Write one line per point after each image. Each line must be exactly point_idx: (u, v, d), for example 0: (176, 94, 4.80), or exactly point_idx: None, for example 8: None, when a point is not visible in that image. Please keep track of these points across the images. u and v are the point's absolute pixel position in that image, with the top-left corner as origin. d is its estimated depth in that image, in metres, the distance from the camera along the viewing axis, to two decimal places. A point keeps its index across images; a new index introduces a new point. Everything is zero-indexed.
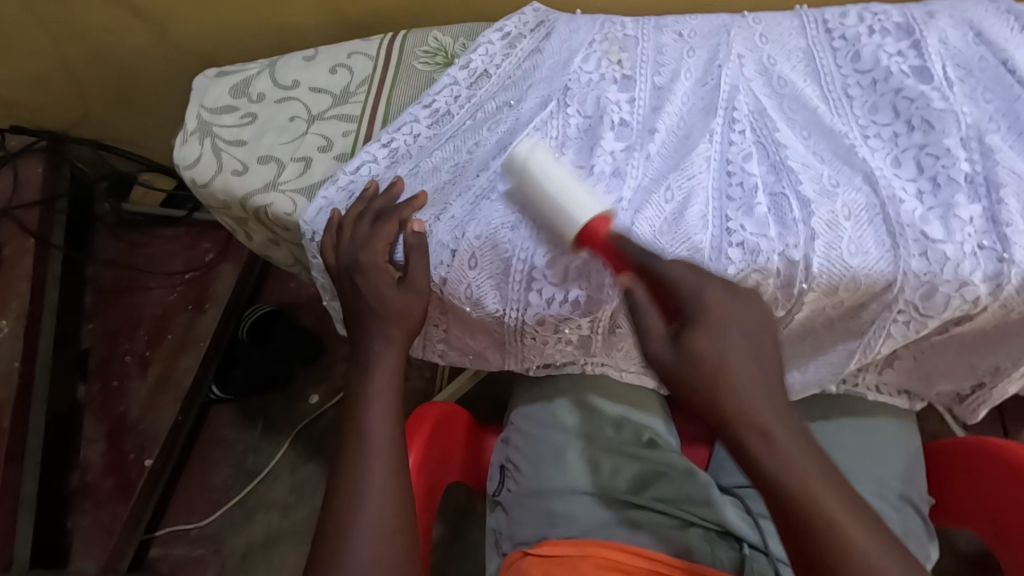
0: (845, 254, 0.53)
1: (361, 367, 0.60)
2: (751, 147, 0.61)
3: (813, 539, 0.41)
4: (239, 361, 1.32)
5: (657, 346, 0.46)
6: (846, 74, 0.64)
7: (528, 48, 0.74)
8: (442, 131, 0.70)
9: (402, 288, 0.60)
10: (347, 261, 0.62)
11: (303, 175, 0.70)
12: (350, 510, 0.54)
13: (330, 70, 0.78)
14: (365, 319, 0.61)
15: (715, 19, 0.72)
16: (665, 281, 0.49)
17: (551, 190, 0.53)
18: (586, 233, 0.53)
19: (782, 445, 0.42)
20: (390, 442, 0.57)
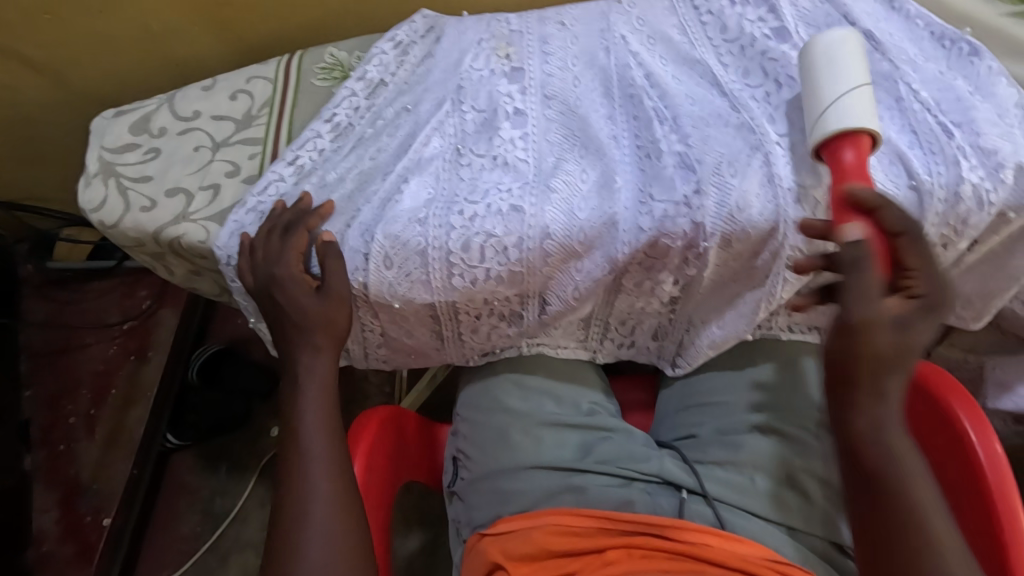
0: (735, 212, 0.57)
1: (292, 379, 0.61)
2: (650, 116, 0.64)
3: (889, 483, 0.47)
4: (194, 406, 1.28)
5: (873, 327, 0.47)
6: (717, 45, 0.69)
7: (421, 53, 0.77)
8: (345, 142, 0.72)
9: (322, 297, 0.62)
10: (262, 276, 0.63)
11: (213, 203, 0.71)
12: (298, 518, 0.55)
13: (229, 97, 0.78)
14: (289, 331, 0.62)
15: (594, 7, 0.76)
16: (900, 248, 0.51)
17: (834, 88, 0.56)
18: (845, 139, 0.54)
19: (889, 432, 0.48)
20: (330, 446, 0.59)
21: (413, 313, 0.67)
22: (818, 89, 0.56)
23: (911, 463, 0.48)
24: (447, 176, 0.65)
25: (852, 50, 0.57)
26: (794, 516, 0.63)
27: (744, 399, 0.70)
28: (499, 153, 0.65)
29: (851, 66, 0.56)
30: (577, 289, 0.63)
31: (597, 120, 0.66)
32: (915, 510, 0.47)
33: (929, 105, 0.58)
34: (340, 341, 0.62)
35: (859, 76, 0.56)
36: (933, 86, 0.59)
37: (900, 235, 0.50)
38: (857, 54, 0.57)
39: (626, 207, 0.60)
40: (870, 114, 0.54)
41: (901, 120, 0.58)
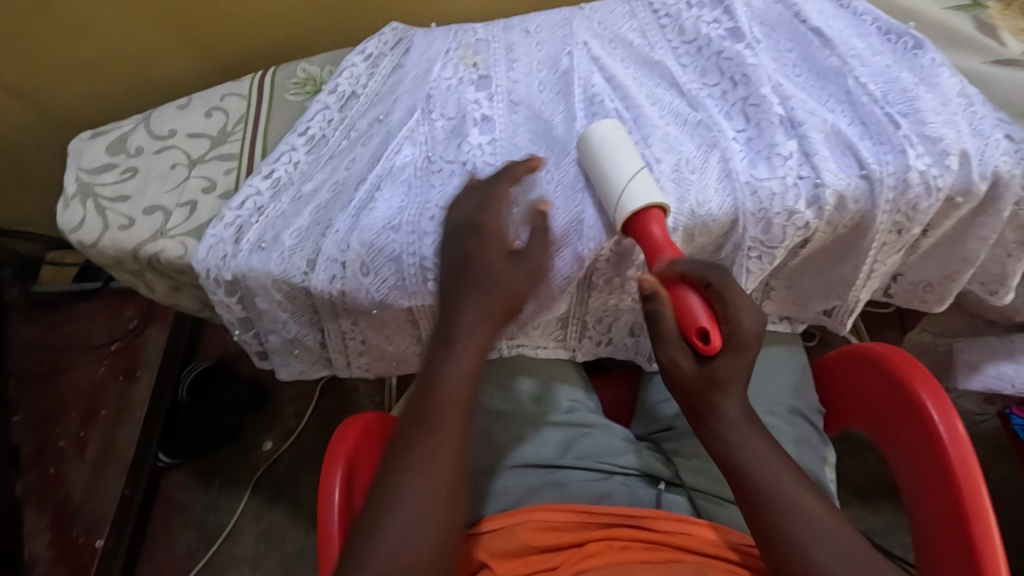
0: (693, 206, 0.59)
1: (444, 341, 0.57)
2: (614, 115, 0.65)
3: (739, 472, 0.55)
4: (184, 424, 1.27)
5: (678, 356, 0.54)
6: (675, 47, 0.71)
7: (390, 64, 0.79)
8: (319, 155, 0.73)
9: (518, 263, 0.58)
10: (467, 219, 0.59)
11: (189, 219, 0.72)
12: (386, 500, 0.52)
13: (204, 115, 0.80)
14: (466, 285, 0.58)
15: (557, 14, 0.78)
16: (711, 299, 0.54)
17: (611, 170, 0.58)
18: (638, 220, 0.57)
19: (739, 445, 0.55)
20: (450, 431, 0.55)
21: (391, 317, 0.69)
22: (599, 175, 0.59)
23: (776, 467, 0.54)
24: (419, 183, 0.67)
25: (618, 143, 0.60)
26: None
27: None
28: (469, 157, 0.67)
29: (623, 155, 0.58)
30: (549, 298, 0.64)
31: (560, 123, 0.68)
32: (769, 484, 0.53)
33: (876, 98, 0.60)
34: (498, 322, 0.58)
35: (633, 164, 0.58)
36: (880, 79, 0.62)
37: (709, 287, 0.53)
38: (622, 147, 0.59)
39: (590, 207, 0.62)
40: (652, 189, 0.57)
41: (853, 113, 0.61)
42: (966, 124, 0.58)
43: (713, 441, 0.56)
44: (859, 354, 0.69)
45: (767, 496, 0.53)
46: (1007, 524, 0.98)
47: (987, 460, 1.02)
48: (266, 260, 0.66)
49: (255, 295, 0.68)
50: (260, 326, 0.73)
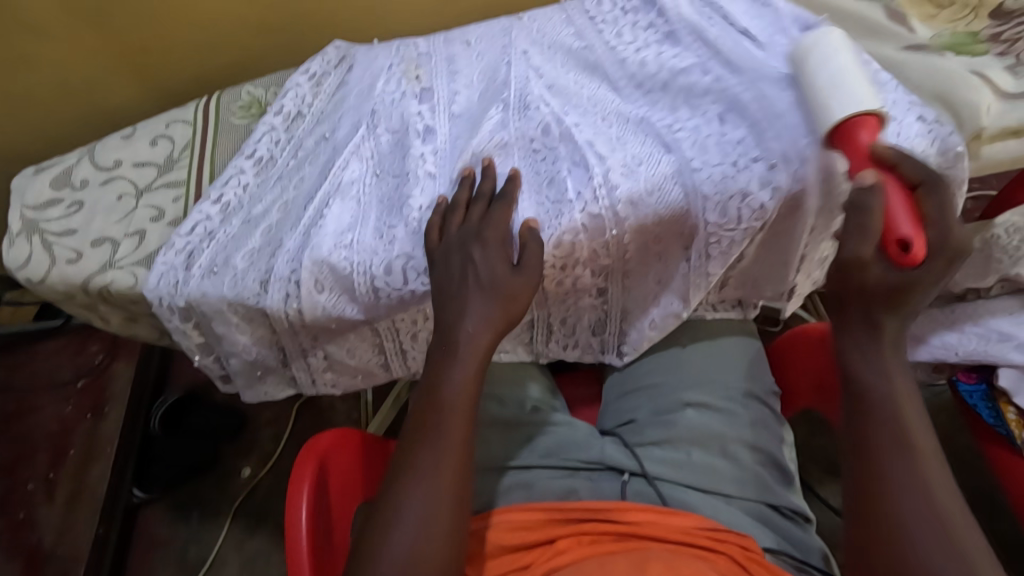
0: (640, 197, 0.61)
1: (444, 346, 0.59)
2: (550, 118, 0.67)
3: (881, 415, 0.54)
4: (159, 456, 1.25)
5: (871, 257, 0.53)
6: (614, 49, 0.72)
7: (334, 82, 0.79)
8: (268, 175, 0.73)
9: (518, 273, 0.59)
10: (472, 230, 0.60)
11: (138, 249, 0.71)
12: (390, 512, 0.54)
13: (150, 143, 0.80)
14: (470, 291, 0.59)
15: (497, 25, 0.79)
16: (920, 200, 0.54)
17: (836, 79, 0.57)
18: (847, 128, 0.56)
19: (895, 384, 0.54)
20: (456, 443, 0.56)
21: (349, 330, 0.69)
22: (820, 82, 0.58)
23: (913, 414, 0.53)
24: (368, 199, 0.68)
25: (835, 54, 0.59)
26: (728, 482, 0.65)
27: (679, 379, 0.73)
28: (416, 169, 0.67)
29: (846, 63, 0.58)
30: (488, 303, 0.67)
31: (490, 127, 0.68)
32: (905, 432, 0.53)
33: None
34: (502, 329, 0.60)
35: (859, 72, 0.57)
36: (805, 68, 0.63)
37: (917, 188, 0.54)
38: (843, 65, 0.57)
39: (530, 207, 0.63)
40: (869, 97, 0.56)
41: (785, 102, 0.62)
42: (886, 104, 0.60)
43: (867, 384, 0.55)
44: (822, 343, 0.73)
45: (889, 453, 0.52)
46: (969, 486, 1.02)
47: (950, 427, 1.06)
48: (219, 284, 0.66)
49: (212, 320, 0.68)
50: (220, 350, 0.72)
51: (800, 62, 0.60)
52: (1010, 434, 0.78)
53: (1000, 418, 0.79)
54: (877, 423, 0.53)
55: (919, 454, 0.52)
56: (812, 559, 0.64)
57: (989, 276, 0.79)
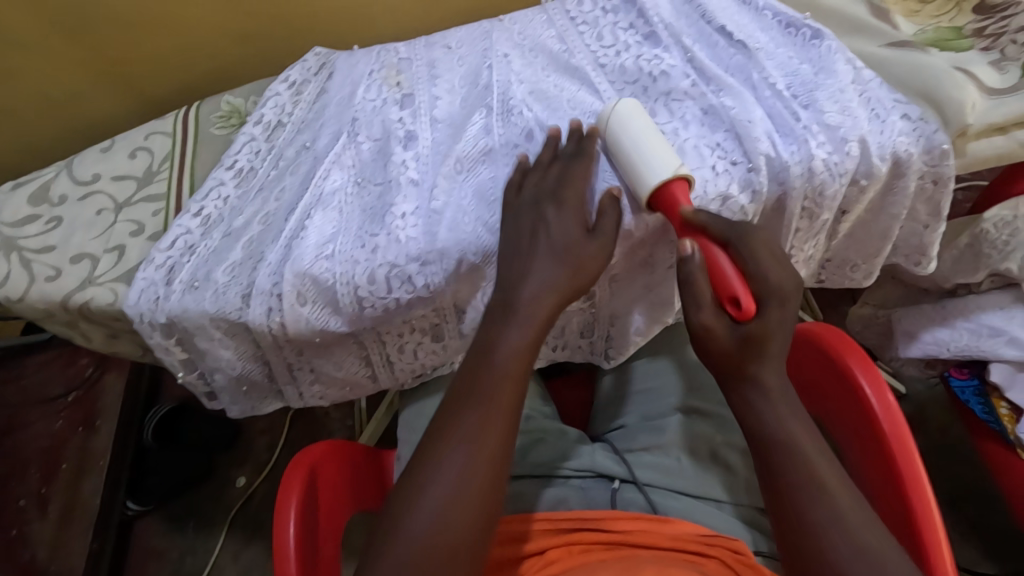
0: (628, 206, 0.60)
1: (505, 308, 0.57)
2: (533, 123, 0.66)
3: (782, 455, 0.50)
4: (153, 468, 1.24)
5: (711, 320, 0.51)
6: (595, 50, 0.71)
7: (314, 90, 0.78)
8: (249, 187, 0.72)
9: (593, 236, 0.58)
10: (549, 189, 0.60)
11: (117, 264, 0.70)
12: (431, 463, 0.52)
13: (129, 156, 0.78)
14: (538, 252, 0.58)
15: (478, 28, 0.78)
16: (733, 257, 0.53)
17: (644, 150, 0.57)
18: (663, 193, 0.56)
19: (786, 425, 0.50)
20: (503, 404, 0.54)
21: (333, 343, 0.68)
22: (636, 149, 0.58)
23: (817, 457, 0.50)
24: (350, 208, 0.67)
25: (643, 123, 0.59)
26: (717, 487, 0.66)
27: (667, 384, 0.73)
28: (398, 177, 0.66)
29: (648, 135, 0.58)
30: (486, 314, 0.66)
31: (474, 131, 0.67)
32: (809, 467, 0.49)
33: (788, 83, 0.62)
34: (564, 296, 0.58)
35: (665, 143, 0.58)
36: (779, 70, 0.64)
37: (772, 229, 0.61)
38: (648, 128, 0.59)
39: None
40: (673, 161, 0.56)
41: (767, 104, 0.61)
42: (869, 103, 0.60)
43: (754, 426, 0.51)
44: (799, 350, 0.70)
45: (808, 496, 0.48)
46: (964, 479, 1.02)
47: (945, 421, 1.06)
48: (200, 299, 0.65)
49: (194, 336, 0.67)
50: (204, 366, 0.71)
51: (606, 134, 0.61)
52: (1004, 429, 0.77)
53: (992, 413, 0.78)
54: (782, 466, 0.50)
55: (832, 494, 0.48)
56: None
57: (979, 271, 0.78)
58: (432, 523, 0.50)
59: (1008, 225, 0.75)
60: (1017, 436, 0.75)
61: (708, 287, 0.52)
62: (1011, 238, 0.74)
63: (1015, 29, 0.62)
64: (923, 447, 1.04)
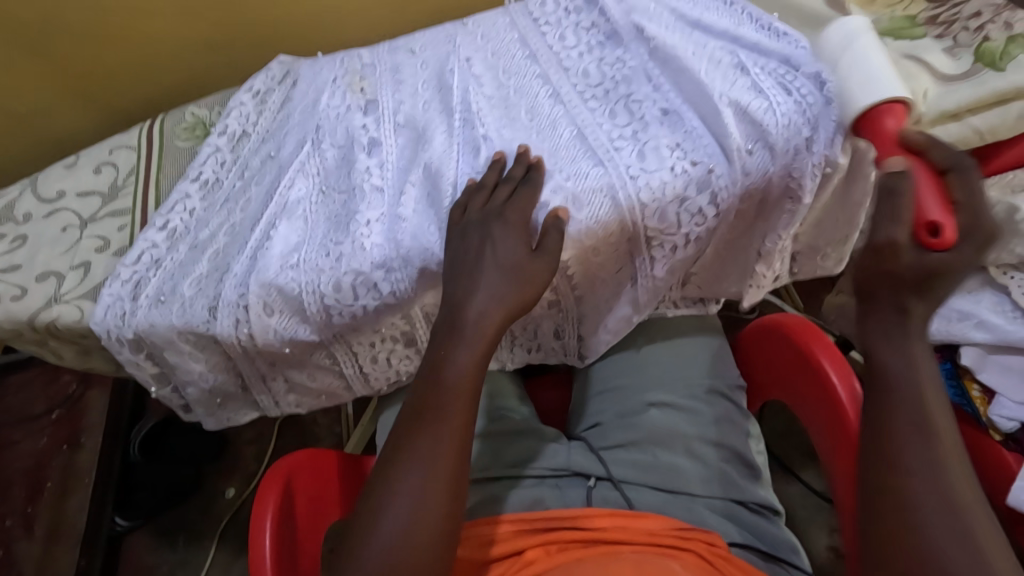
0: (587, 209, 0.59)
1: (450, 326, 0.57)
2: (496, 128, 0.66)
3: (886, 392, 0.50)
4: (142, 483, 1.23)
5: (904, 238, 0.49)
6: (559, 50, 0.70)
7: (279, 98, 0.78)
8: (214, 199, 0.72)
9: (538, 256, 0.58)
10: (495, 209, 0.59)
11: (84, 281, 0.70)
12: (383, 494, 0.52)
13: (93, 171, 0.78)
14: (486, 270, 0.57)
15: (442, 32, 0.78)
16: (948, 184, 0.52)
17: (867, 75, 0.59)
18: (869, 118, 0.58)
19: (917, 365, 0.49)
20: (455, 425, 0.54)
21: (304, 354, 0.68)
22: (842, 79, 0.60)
23: (935, 404, 0.49)
24: (316, 217, 0.67)
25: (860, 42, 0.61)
26: (692, 481, 0.66)
27: (640, 380, 0.73)
28: (362, 184, 0.66)
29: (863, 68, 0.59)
30: None
31: (438, 138, 0.67)
32: (922, 421, 0.48)
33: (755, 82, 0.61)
34: (512, 312, 0.57)
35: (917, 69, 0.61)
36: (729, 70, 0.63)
37: (948, 173, 0.52)
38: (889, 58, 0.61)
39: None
40: (891, 86, 0.58)
41: None
42: (825, 100, 0.59)
43: (901, 365, 0.49)
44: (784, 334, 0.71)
45: (912, 453, 0.47)
46: None
47: None
48: (167, 313, 0.64)
49: (163, 351, 0.66)
50: (176, 379, 0.70)
51: (826, 51, 0.63)
52: (975, 412, 0.78)
53: (964, 395, 0.80)
54: (904, 412, 0.48)
55: (940, 440, 0.47)
56: (781, 552, 0.63)
57: None
58: (387, 555, 0.50)
59: None
60: (988, 417, 0.76)
61: (920, 209, 0.50)
62: None
63: (966, 16, 0.63)
64: None
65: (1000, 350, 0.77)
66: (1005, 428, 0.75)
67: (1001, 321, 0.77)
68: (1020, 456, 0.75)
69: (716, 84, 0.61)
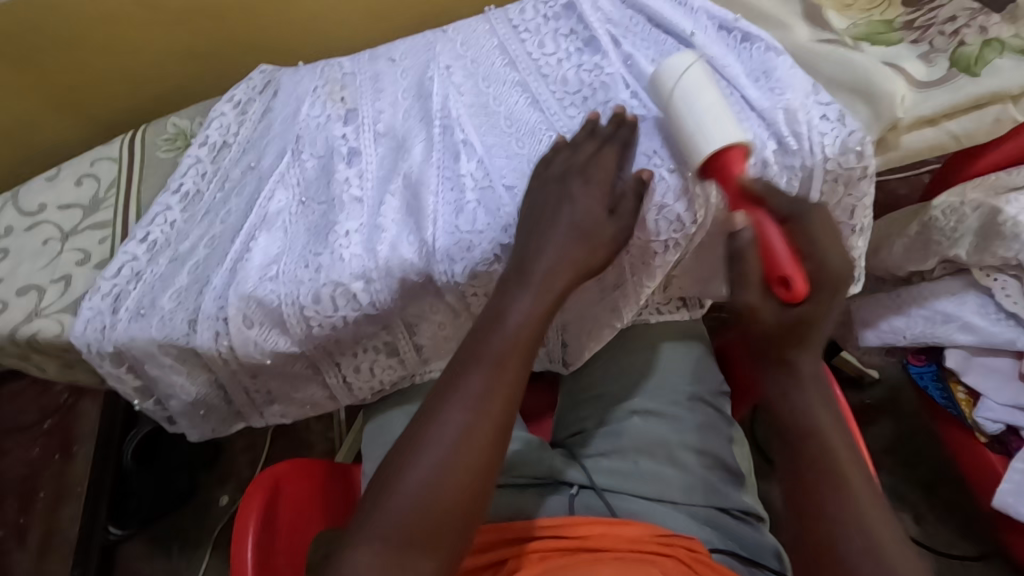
0: (573, 217, 0.58)
1: (518, 277, 0.57)
2: (475, 136, 0.66)
3: (802, 431, 0.52)
4: (134, 492, 1.18)
5: (756, 301, 0.53)
6: (536, 58, 0.70)
7: (259, 109, 0.78)
8: (194, 210, 0.72)
9: (613, 219, 0.58)
10: (577, 164, 0.59)
11: (65, 294, 0.70)
12: (424, 428, 0.53)
13: (75, 184, 0.78)
14: (555, 229, 0.57)
15: (422, 39, 0.77)
16: (790, 232, 0.55)
17: (698, 118, 0.56)
18: (713, 163, 0.56)
19: (810, 408, 0.53)
20: (507, 378, 0.55)
21: (286, 366, 0.68)
22: (689, 117, 0.56)
23: (836, 441, 0.52)
24: (295, 228, 0.66)
25: (688, 85, 0.58)
26: (675, 489, 0.66)
27: (623, 385, 0.74)
28: (341, 195, 0.66)
29: (706, 105, 0.56)
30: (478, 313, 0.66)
31: (417, 148, 0.67)
32: (826, 455, 0.51)
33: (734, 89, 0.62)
34: (575, 274, 0.57)
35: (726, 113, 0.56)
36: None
37: (787, 223, 0.55)
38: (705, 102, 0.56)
39: (439, 236, 0.61)
40: (729, 127, 0.55)
41: None
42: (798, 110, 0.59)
43: (802, 409, 0.53)
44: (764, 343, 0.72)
45: (822, 491, 0.50)
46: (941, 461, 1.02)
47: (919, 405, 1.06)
48: (147, 327, 0.64)
49: (144, 363, 0.66)
50: (158, 392, 0.70)
51: (655, 91, 0.61)
52: (960, 414, 0.79)
53: (950, 397, 0.80)
54: (808, 455, 0.52)
55: (844, 472, 0.51)
56: (763, 558, 0.63)
57: (929, 259, 0.82)
58: (421, 488, 0.51)
59: (955, 212, 0.79)
60: (973, 418, 0.76)
61: (765, 268, 0.53)
62: (958, 225, 0.78)
63: (942, 20, 0.64)
64: (899, 431, 1.05)
65: (986, 352, 0.77)
66: (990, 431, 0.75)
67: (984, 323, 0.77)
68: (1005, 458, 0.76)
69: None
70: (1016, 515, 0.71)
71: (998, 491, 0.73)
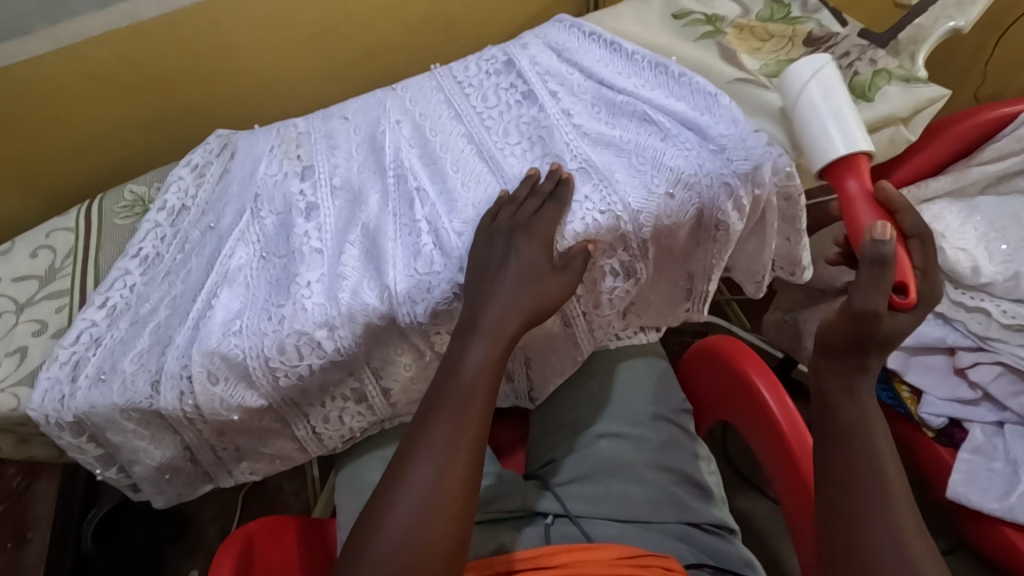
0: (519, 267, 0.61)
1: (470, 327, 0.60)
2: (426, 184, 0.69)
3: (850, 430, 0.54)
4: None
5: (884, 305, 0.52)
6: (480, 111, 0.75)
7: (217, 171, 0.81)
8: (154, 273, 0.73)
9: (560, 273, 0.62)
10: (523, 218, 0.62)
11: (20, 367, 0.69)
12: (398, 482, 0.54)
13: (30, 256, 0.78)
14: (504, 277, 0.61)
15: (373, 97, 0.82)
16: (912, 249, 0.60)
17: (823, 125, 0.64)
18: (851, 166, 0.63)
19: (874, 433, 0.54)
20: (472, 420, 0.57)
21: (252, 421, 0.68)
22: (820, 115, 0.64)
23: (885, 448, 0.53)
24: (257, 282, 0.68)
25: (827, 87, 0.65)
26: (644, 507, 0.67)
27: (588, 411, 0.76)
28: (300, 248, 0.68)
29: (840, 109, 0.64)
30: (437, 353, 0.68)
31: (373, 198, 0.71)
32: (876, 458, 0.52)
33: (665, 130, 0.68)
34: (526, 315, 0.60)
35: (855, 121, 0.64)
36: (634, 123, 0.69)
37: (911, 239, 0.60)
38: (843, 109, 0.63)
39: (399, 280, 0.63)
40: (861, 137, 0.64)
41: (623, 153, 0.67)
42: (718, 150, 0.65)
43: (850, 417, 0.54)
44: (716, 356, 0.77)
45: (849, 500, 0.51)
46: None
47: None
48: (107, 392, 0.64)
49: (106, 431, 0.65)
50: (121, 460, 0.68)
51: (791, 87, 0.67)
52: (907, 412, 0.82)
53: (896, 397, 0.83)
54: (851, 476, 0.52)
55: (887, 491, 0.51)
56: (736, 567, 0.65)
57: None
58: (397, 544, 0.52)
59: None
60: (919, 415, 0.80)
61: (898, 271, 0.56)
62: None
63: (838, 56, 0.74)
64: None
65: (921, 351, 0.83)
66: (935, 425, 0.80)
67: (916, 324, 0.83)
68: (953, 449, 0.80)
69: (631, 142, 0.68)
70: (969, 502, 0.75)
71: (951, 482, 0.76)
